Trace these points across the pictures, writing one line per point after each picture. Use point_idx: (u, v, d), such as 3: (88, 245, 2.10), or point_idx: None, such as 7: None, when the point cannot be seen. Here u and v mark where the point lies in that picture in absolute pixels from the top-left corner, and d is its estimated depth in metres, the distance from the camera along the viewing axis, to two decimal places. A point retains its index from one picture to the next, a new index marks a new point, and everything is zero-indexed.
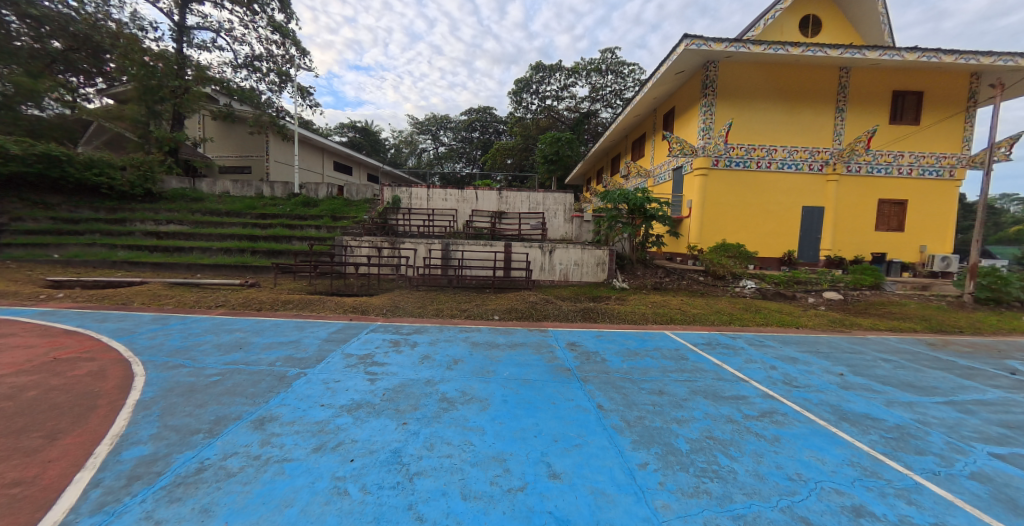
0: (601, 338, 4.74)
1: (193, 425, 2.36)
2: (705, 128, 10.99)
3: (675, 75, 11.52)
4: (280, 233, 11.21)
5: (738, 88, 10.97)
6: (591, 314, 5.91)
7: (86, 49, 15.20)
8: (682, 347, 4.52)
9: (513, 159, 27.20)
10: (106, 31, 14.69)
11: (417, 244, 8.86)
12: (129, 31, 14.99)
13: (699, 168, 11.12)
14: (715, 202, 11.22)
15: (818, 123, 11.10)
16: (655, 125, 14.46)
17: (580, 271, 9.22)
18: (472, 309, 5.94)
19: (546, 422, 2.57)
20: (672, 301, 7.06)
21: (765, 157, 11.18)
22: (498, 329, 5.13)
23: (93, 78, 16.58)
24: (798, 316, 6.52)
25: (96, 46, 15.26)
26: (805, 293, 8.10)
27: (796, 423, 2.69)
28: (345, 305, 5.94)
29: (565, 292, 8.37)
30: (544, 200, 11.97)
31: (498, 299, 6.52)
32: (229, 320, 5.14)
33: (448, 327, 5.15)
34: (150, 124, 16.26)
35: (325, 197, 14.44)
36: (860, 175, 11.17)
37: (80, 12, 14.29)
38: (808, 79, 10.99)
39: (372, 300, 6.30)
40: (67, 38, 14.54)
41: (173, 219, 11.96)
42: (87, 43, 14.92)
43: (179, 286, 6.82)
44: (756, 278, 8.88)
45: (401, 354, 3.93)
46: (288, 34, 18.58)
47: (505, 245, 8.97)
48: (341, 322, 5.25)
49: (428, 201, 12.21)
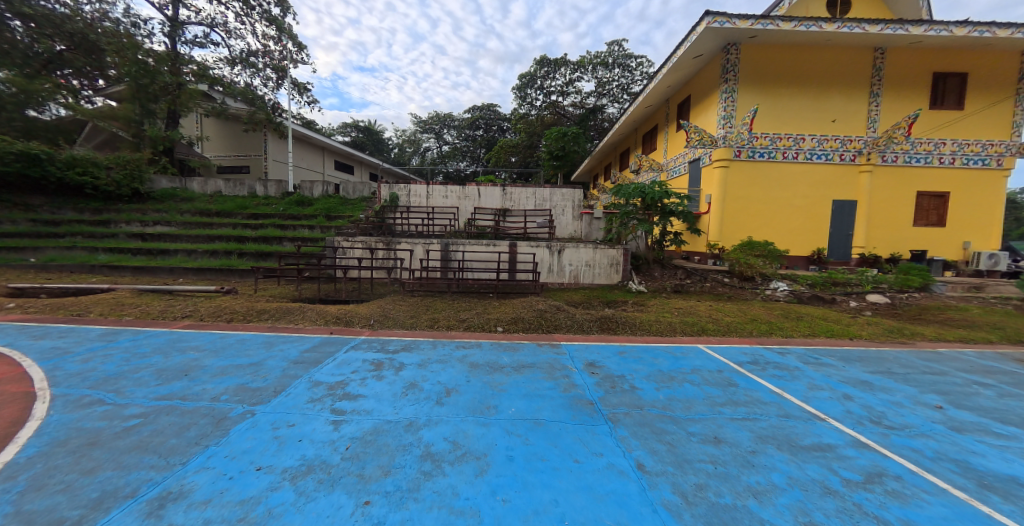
0: (625, 358, 3.94)
1: (58, 513, 1.63)
2: (726, 116, 10.19)
3: (692, 59, 10.70)
4: (270, 234, 10.56)
5: (763, 73, 10.10)
6: (608, 324, 5.11)
7: (84, 50, 14.79)
8: (726, 370, 3.71)
9: (517, 157, 26.37)
10: (103, 31, 14.32)
11: (414, 243, 8.14)
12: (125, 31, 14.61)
13: (720, 160, 10.30)
14: (736, 197, 10.38)
15: (850, 109, 10.20)
16: (668, 116, 13.70)
17: (592, 273, 8.48)
18: (473, 317, 5.23)
19: (569, 499, 1.80)
20: (699, 308, 6.22)
21: (791, 147, 10.31)
22: (502, 345, 4.33)
23: (94, 80, 16.10)
24: (847, 325, 5.65)
25: (94, 47, 14.80)
26: (846, 297, 7.27)
27: (926, 497, 1.88)
28: (327, 315, 5.19)
29: (575, 296, 7.57)
30: (550, 196, 11.24)
31: (501, 307, 5.74)
32: (189, 335, 4.40)
33: (443, 342, 4.39)
34: (144, 123, 15.74)
35: (321, 195, 13.85)
36: (897, 165, 10.24)
37: (74, 11, 13.92)
38: (840, 61, 10.08)
39: (360, 307, 5.55)
40: (64, 39, 14.16)
41: (160, 220, 11.36)
42: (83, 44, 14.49)
43: (148, 294, 6.14)
44: (787, 279, 8.10)
45: (381, 382, 3.17)
46: (284, 28, 18.01)
47: (510, 245, 8.22)
48: (319, 338, 4.48)
49: (427, 199, 11.50)
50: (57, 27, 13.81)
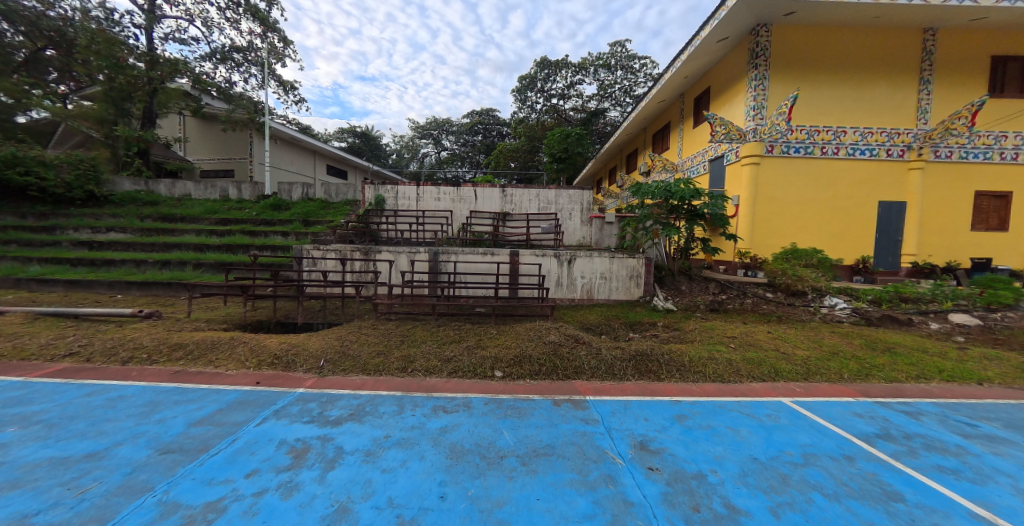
0: (691, 433, 2.57)
1: None
2: (756, 107, 9.02)
3: (715, 43, 9.54)
4: (236, 241, 9.22)
5: (797, 58, 8.95)
6: (648, 365, 3.72)
7: (63, 49, 13.97)
8: (860, 457, 2.32)
9: (517, 162, 25.23)
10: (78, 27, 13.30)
11: (397, 252, 6.91)
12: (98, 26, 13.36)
13: (749, 157, 9.06)
14: (769, 198, 9.11)
15: (897, 99, 8.99)
16: (683, 111, 12.57)
17: (609, 287, 7.18)
18: (463, 355, 3.83)
19: None
20: (755, 335, 4.83)
21: (831, 142, 9.07)
22: (501, 405, 2.93)
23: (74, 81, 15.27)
24: (959, 359, 4.24)
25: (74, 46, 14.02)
26: (924, 317, 5.90)
27: None
28: (263, 352, 3.81)
29: (590, 316, 6.28)
30: (556, 198, 10.03)
31: (502, 337, 4.35)
32: (40, 391, 2.97)
33: (417, 400, 3.01)
34: (117, 123, 14.56)
35: (300, 198, 12.47)
36: (952, 161, 8.98)
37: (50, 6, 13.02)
38: (885, 45, 8.91)
39: (310, 340, 4.15)
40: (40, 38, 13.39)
41: (115, 226, 10.06)
42: (64, 43, 13.69)
43: (46, 319, 4.77)
44: (845, 295, 6.77)
45: (285, 506, 1.77)
46: (269, 22, 16.91)
47: (510, 254, 6.96)
48: (233, 396, 3.02)
49: (417, 201, 10.20)
50: (32, 24, 13.04)
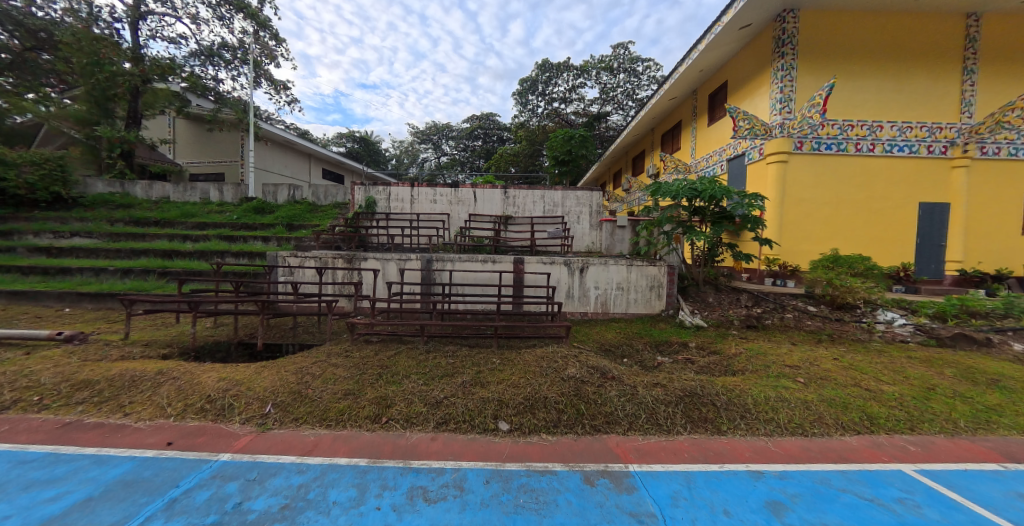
0: None
1: None
2: (782, 100, 8.23)
3: (736, 32, 8.75)
4: (210, 247, 8.33)
5: (828, 46, 8.17)
6: (701, 410, 2.82)
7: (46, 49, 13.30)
8: None
9: (517, 167, 24.42)
10: (63, 26, 12.68)
11: (385, 259, 6.07)
12: (82, 23, 12.66)
13: (776, 154, 8.22)
14: (797, 199, 8.25)
15: (938, 91, 8.18)
16: (696, 109, 11.81)
17: (626, 299, 6.29)
18: (457, 397, 2.91)
19: None
20: (818, 362, 3.93)
21: (866, 137, 8.25)
22: (509, 488, 2.00)
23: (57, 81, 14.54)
24: None
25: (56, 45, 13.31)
26: (1004, 336, 5.00)
27: None
28: (195, 394, 2.90)
29: (608, 334, 5.39)
30: (562, 200, 9.22)
31: (505, 368, 3.46)
32: None
33: (386, 478, 2.06)
34: (100, 124, 13.76)
35: (286, 201, 11.60)
36: (999, 159, 8.16)
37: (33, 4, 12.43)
38: (925, 31, 8.12)
39: (261, 374, 3.24)
40: (30, 39, 12.92)
41: (80, 230, 9.16)
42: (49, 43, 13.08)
43: None
44: (901, 309, 5.88)
45: None
46: (261, 20, 16.22)
47: (514, 262, 6.11)
48: (118, 473, 2.05)
49: (411, 204, 9.37)
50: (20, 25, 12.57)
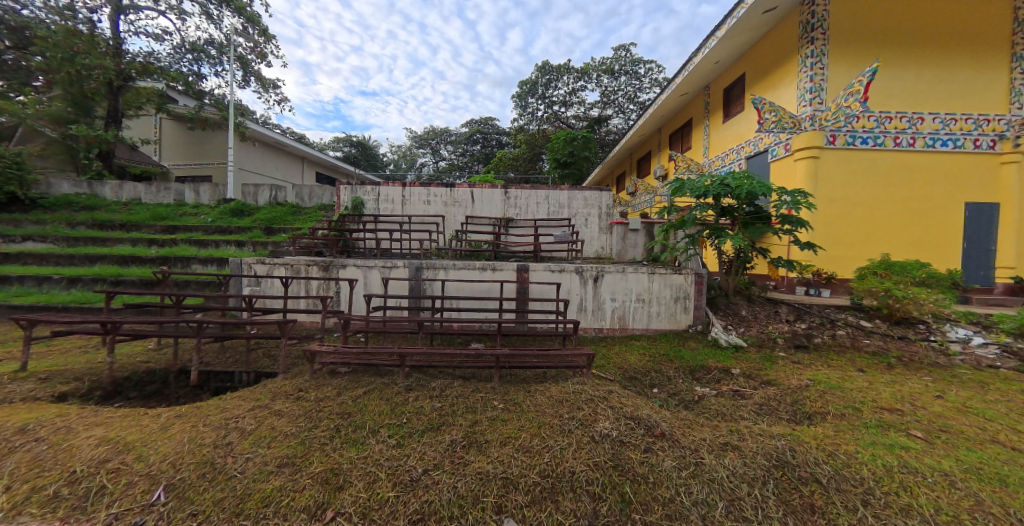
0: None
1: None
2: (812, 90, 7.43)
3: (760, 16, 7.95)
4: (177, 253, 7.41)
5: (862, 31, 7.39)
6: (804, 495, 1.90)
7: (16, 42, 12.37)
8: None
9: (517, 172, 23.66)
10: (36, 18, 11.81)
11: (367, 267, 5.18)
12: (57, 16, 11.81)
13: (806, 148, 7.39)
14: (831, 198, 7.41)
15: (984, 80, 7.39)
16: (710, 105, 11.04)
17: (647, 313, 5.40)
18: (443, 472, 1.98)
19: None
20: (916, 402, 3.02)
21: (906, 130, 7.43)
22: None
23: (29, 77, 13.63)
24: None
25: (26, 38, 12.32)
26: None
27: None
28: (53, 468, 1.96)
29: (631, 356, 4.49)
30: (568, 200, 8.39)
31: (512, 418, 2.53)
32: None
33: None
34: (77, 124, 12.70)
35: (267, 203, 10.71)
36: None
37: None
38: (968, 15, 7.37)
39: (170, 430, 2.31)
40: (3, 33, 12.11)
41: (34, 234, 8.22)
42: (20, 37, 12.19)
43: None
44: (972, 324, 5.00)
45: None
46: (250, 16, 15.46)
47: (517, 269, 5.26)
48: None
49: (403, 205, 8.52)
50: None
